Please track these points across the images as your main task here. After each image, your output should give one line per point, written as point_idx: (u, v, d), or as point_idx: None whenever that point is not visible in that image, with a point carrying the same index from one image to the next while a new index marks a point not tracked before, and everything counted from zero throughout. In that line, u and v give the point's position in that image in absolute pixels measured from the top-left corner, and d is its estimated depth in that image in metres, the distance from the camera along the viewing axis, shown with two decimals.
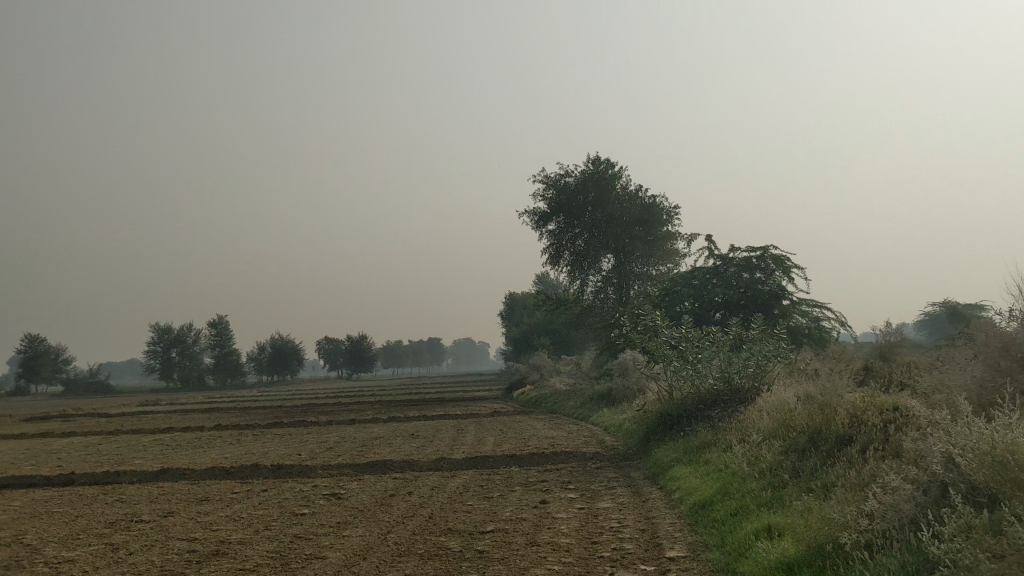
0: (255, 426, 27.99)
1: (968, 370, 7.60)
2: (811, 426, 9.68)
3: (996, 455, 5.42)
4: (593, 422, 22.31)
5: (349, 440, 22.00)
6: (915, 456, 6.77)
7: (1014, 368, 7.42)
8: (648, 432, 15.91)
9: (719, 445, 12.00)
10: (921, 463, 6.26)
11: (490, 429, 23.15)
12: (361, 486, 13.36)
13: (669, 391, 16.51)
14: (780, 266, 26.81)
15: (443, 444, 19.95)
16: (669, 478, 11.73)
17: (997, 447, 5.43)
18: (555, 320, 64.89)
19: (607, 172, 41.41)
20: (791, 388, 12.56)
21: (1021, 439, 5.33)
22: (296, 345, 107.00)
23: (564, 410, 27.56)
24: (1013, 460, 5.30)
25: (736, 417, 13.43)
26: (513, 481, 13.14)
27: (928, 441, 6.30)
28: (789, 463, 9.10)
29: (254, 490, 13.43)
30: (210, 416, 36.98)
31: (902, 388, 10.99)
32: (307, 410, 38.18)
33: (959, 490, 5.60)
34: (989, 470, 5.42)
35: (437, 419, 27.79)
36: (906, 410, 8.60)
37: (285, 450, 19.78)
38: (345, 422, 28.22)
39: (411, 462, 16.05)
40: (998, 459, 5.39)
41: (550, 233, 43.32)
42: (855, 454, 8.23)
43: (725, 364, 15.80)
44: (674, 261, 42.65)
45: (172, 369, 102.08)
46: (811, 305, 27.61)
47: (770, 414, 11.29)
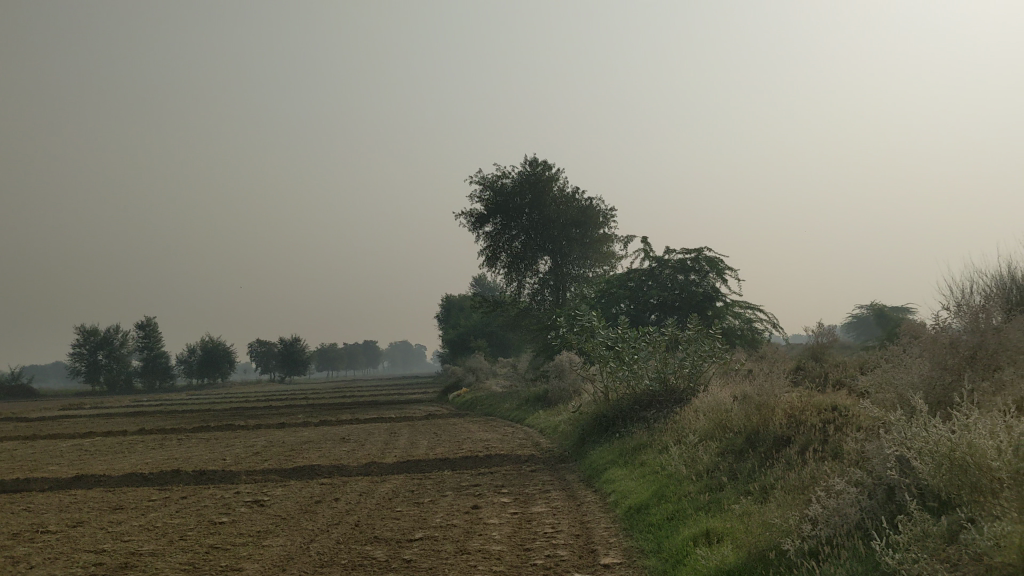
0: (180, 431, 27.14)
1: (911, 370, 7.41)
2: (748, 426, 9.45)
3: (952, 458, 5.19)
4: (528, 425, 22.01)
5: (277, 444, 21.36)
6: (857, 457, 6.54)
7: (958, 369, 7.24)
8: (583, 433, 15.63)
9: (655, 447, 11.74)
10: (867, 464, 6.02)
11: (423, 433, 22.72)
12: (286, 493, 12.85)
13: (605, 392, 16.25)
14: (714, 267, 26.88)
15: (374, 447, 19.46)
16: (604, 481, 11.43)
17: (952, 450, 5.20)
18: (491, 322, 64.62)
19: (544, 174, 41.28)
20: (727, 388, 12.36)
21: (976, 442, 5.10)
22: (228, 347, 105.00)
23: (499, 413, 27.23)
24: (967, 464, 5.01)
25: (672, 418, 13.22)
26: (444, 485, 12.73)
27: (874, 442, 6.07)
28: (726, 465, 8.84)
29: (172, 498, 12.84)
30: (136, 420, 35.87)
31: (838, 388, 10.85)
32: (238, 414, 37.27)
33: (911, 496, 5.37)
34: (943, 475, 5.19)
35: (371, 422, 27.23)
36: (845, 410, 8.41)
37: (210, 455, 19.11)
38: (275, 426, 27.52)
39: (340, 467, 15.55)
40: (954, 463, 5.16)
41: (487, 234, 43.03)
42: (794, 455, 7.99)
43: (661, 365, 15.60)
44: (610, 263, 42.67)
45: (99, 373, 99.45)
46: (745, 307, 27.72)
47: (706, 414, 11.06)
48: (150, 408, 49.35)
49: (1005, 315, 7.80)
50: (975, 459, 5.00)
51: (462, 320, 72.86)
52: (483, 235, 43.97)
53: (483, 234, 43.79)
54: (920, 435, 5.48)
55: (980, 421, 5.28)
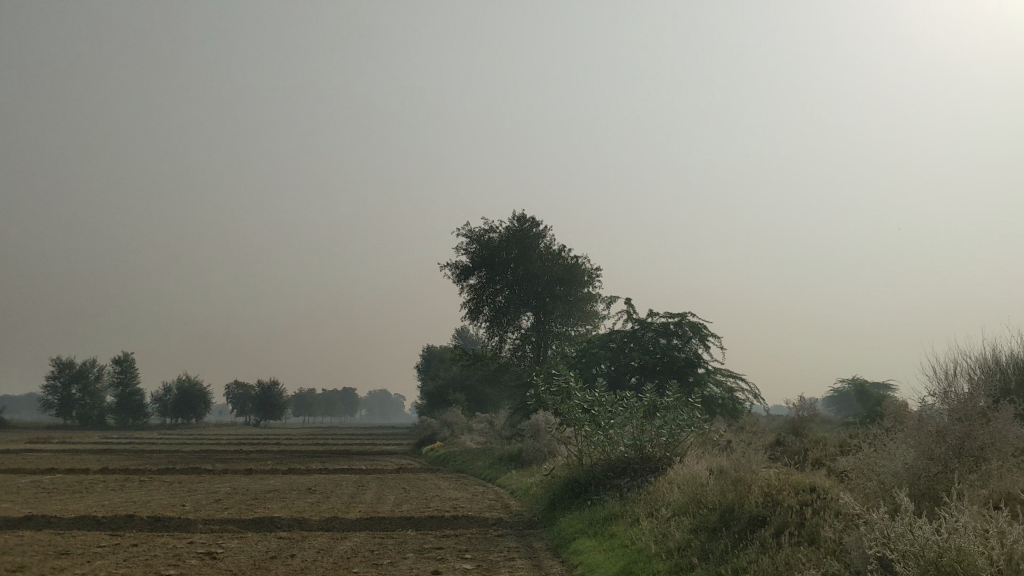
0: (144, 472, 26.49)
1: (897, 456, 7.09)
2: (723, 502, 9.09)
3: (944, 564, 4.87)
4: (500, 485, 21.53)
5: (241, 492, 20.76)
6: (836, 547, 6.22)
7: (949, 460, 6.92)
8: (554, 498, 15.21)
9: (626, 517, 11.37)
10: (847, 557, 5.71)
11: (392, 487, 22.20)
12: (242, 545, 12.36)
13: (579, 456, 15.84)
14: (697, 334, 26.67)
15: (340, 501, 18.92)
16: (572, 551, 11.03)
17: (944, 555, 4.89)
18: (471, 376, 64.02)
19: (531, 230, 41.22)
20: (705, 460, 12.04)
21: (970, 547, 4.81)
22: (204, 388, 103.82)
23: (472, 470, 26.73)
24: (957, 570, 4.82)
25: (645, 488, 12.85)
26: (407, 546, 12.26)
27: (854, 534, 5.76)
28: (698, 542, 8.50)
29: (123, 544, 12.34)
30: (101, 458, 35.07)
31: (819, 466, 10.53)
32: (206, 457, 36.52)
33: None
34: None
35: (340, 473, 26.61)
36: (824, 492, 8.09)
37: (170, 500, 18.53)
38: (241, 473, 26.89)
39: (302, 520, 15.05)
40: (945, 569, 4.85)
41: (471, 288, 42.77)
42: (770, 536, 7.67)
43: (637, 432, 15.24)
44: (593, 323, 42.42)
45: (70, 407, 97.97)
46: (726, 375, 27.45)
47: (680, 486, 10.71)
48: (118, 446, 48.40)
49: (995, 404, 7.50)
50: (968, 565, 4.75)
51: (442, 372, 72.14)
52: (467, 287, 43.69)
53: (467, 287, 43.52)
54: (907, 532, 5.22)
55: (971, 522, 5.04)
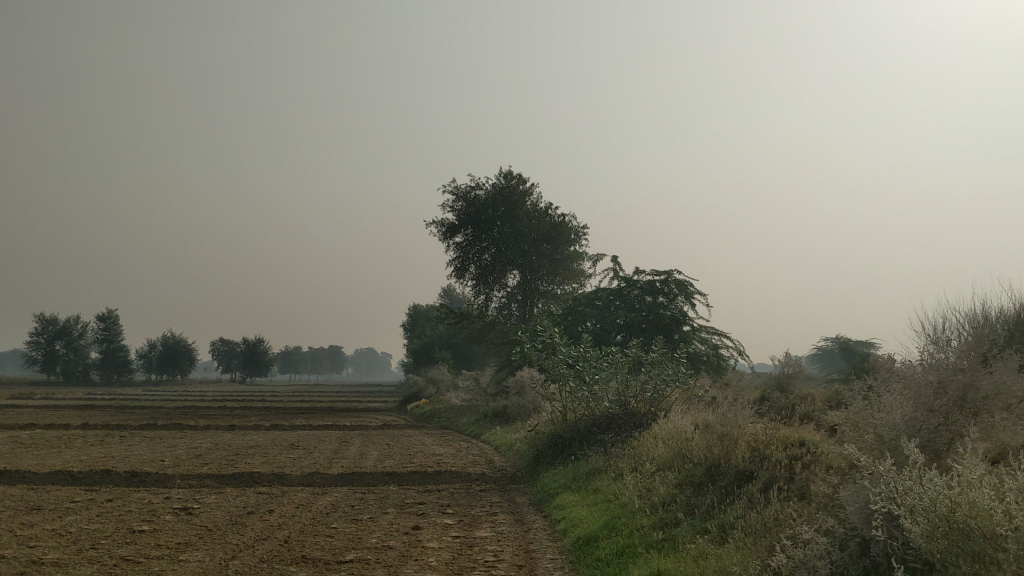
0: (125, 428, 26.26)
1: (897, 409, 6.70)
2: (710, 457, 8.85)
3: (957, 522, 4.59)
4: (484, 441, 21.36)
5: (222, 448, 20.50)
6: (830, 502, 5.98)
7: (956, 419, 6.52)
8: (538, 453, 15.02)
9: (610, 472, 11.15)
10: (841, 512, 5.49)
11: (376, 443, 22.00)
12: (219, 501, 12.10)
13: (563, 412, 15.61)
14: (683, 291, 26.44)
15: (322, 456, 18.69)
16: (554, 506, 10.82)
17: (958, 512, 4.61)
18: (457, 334, 63.83)
19: (518, 187, 40.74)
20: (691, 415, 11.82)
21: (986, 505, 4.53)
22: (189, 345, 103.46)
23: (456, 427, 26.57)
24: (971, 526, 4.52)
25: (630, 443, 12.63)
26: (387, 502, 12.02)
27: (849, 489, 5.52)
28: (684, 497, 8.27)
29: (97, 500, 12.05)
30: (83, 414, 34.78)
31: (806, 421, 10.31)
32: (190, 413, 36.28)
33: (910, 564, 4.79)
34: (944, 541, 4.60)
35: (323, 430, 26.38)
36: (814, 447, 7.87)
37: (149, 456, 18.25)
38: (224, 429, 26.64)
39: (282, 475, 14.79)
40: (959, 527, 4.57)
41: (457, 245, 42.36)
42: (758, 491, 7.43)
43: (622, 387, 15.01)
44: (580, 281, 42.17)
45: (55, 363, 97.50)
46: (712, 332, 27.29)
47: (666, 441, 10.47)
48: (102, 402, 48.11)
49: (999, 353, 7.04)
50: (975, 520, 4.52)
51: (428, 330, 71.91)
52: (453, 245, 43.29)
53: (453, 244, 43.12)
54: (913, 488, 4.98)
55: (978, 475, 4.79)
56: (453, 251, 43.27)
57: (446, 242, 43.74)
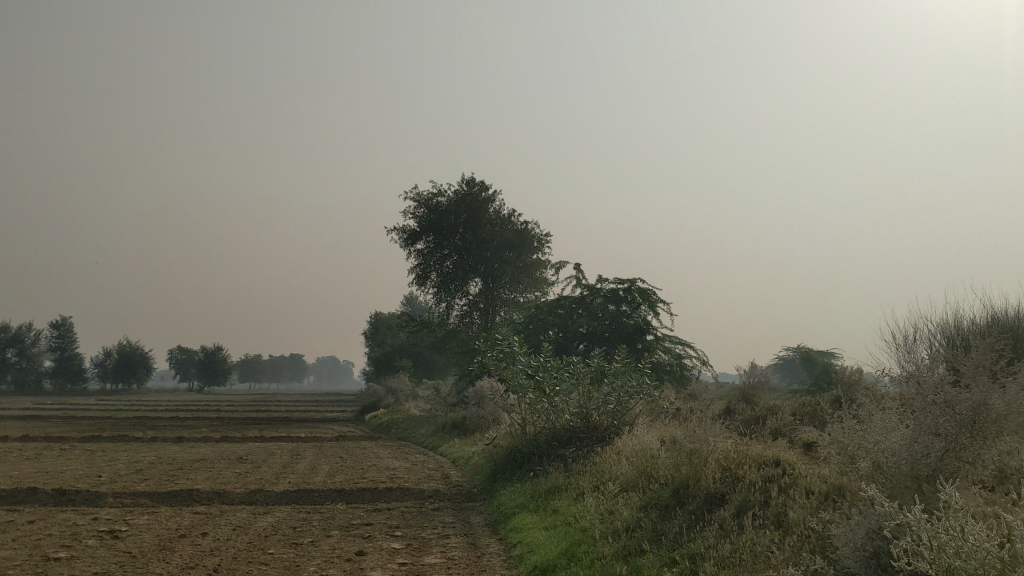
0: (67, 441, 25.16)
1: (893, 428, 5.85)
2: (677, 477, 8.19)
3: None
4: (441, 453, 20.59)
5: (166, 462, 19.55)
6: (821, 541, 5.32)
7: (969, 443, 5.50)
8: (495, 469, 14.30)
9: (570, 492, 10.48)
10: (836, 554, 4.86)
11: (329, 456, 21.15)
12: (150, 522, 11.24)
13: (522, 425, 14.90)
14: (646, 300, 25.90)
15: (270, 471, 17.82)
16: (510, 528, 10.11)
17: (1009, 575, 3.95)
18: (419, 343, 62.93)
19: (480, 194, 40.05)
20: (656, 429, 11.18)
21: None
22: (145, 353, 101.51)
23: (414, 438, 25.77)
24: None
25: (591, 459, 11.95)
26: (332, 523, 11.21)
27: (849, 526, 4.89)
28: (649, 523, 7.60)
29: (16, 522, 11.14)
30: (27, 425, 33.51)
31: (781, 438, 9.69)
32: (139, 424, 35.11)
33: None
34: None
35: (276, 442, 25.46)
36: (791, 468, 7.25)
37: (86, 471, 17.27)
38: (172, 441, 25.62)
39: (223, 493, 13.93)
40: None
41: (418, 252, 41.54)
42: (729, 518, 6.78)
43: (583, 399, 14.34)
44: (542, 289, 41.54)
45: (5, 372, 95.03)
46: (674, 342, 26.76)
47: (629, 458, 9.79)
48: (50, 412, 46.52)
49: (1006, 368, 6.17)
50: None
51: (389, 338, 70.89)
52: (414, 252, 42.48)
53: (414, 251, 42.31)
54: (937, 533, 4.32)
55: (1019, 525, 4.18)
56: (414, 258, 42.45)
57: (407, 249, 42.92)
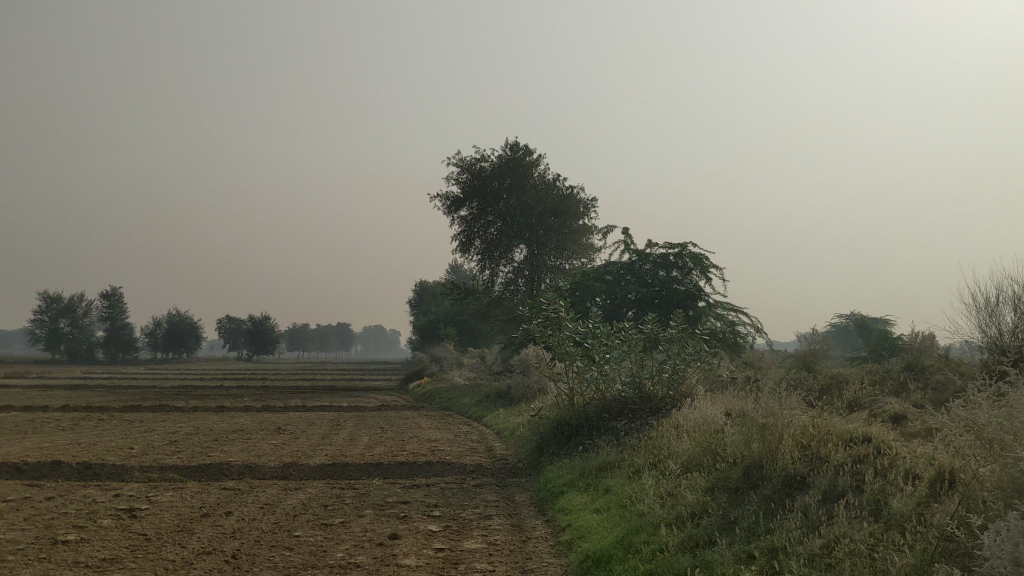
0: (106, 410, 24.79)
1: None
2: (747, 456, 7.26)
3: None
4: (485, 424, 19.79)
5: (202, 433, 18.95)
6: (967, 552, 4.33)
7: None
8: (542, 443, 13.45)
9: (623, 470, 9.57)
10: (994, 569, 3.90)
11: (369, 427, 20.43)
12: (173, 500, 10.53)
13: (570, 396, 13.99)
14: (698, 264, 24.78)
15: (307, 442, 17.13)
16: (558, 509, 9.24)
17: None
18: (464, 311, 62.20)
19: (525, 159, 39.02)
20: (720, 401, 10.20)
21: None
22: (194, 322, 102.29)
23: (458, 408, 25.03)
24: None
25: (646, 432, 11.03)
26: (366, 502, 10.41)
27: (1006, 538, 3.92)
28: (716, 509, 6.69)
29: (32, 499, 10.48)
30: (71, 394, 33.34)
31: (862, 410, 8.66)
32: (182, 393, 34.84)
33: None
34: None
35: (317, 411, 24.85)
36: (886, 447, 6.26)
37: (118, 443, 16.71)
38: (212, 411, 25.12)
39: (255, 466, 13.21)
40: None
41: (461, 219, 40.70)
42: (816, 507, 5.83)
43: (635, 367, 13.40)
44: (589, 255, 40.48)
45: (58, 341, 96.28)
46: (728, 308, 25.65)
47: (690, 433, 8.84)
48: (96, 382, 46.54)
49: None
50: None
51: (434, 307, 70.30)
52: (458, 219, 41.63)
53: (458, 218, 41.47)
54: None
55: None
56: (458, 225, 41.56)
57: (450, 215, 42.04)
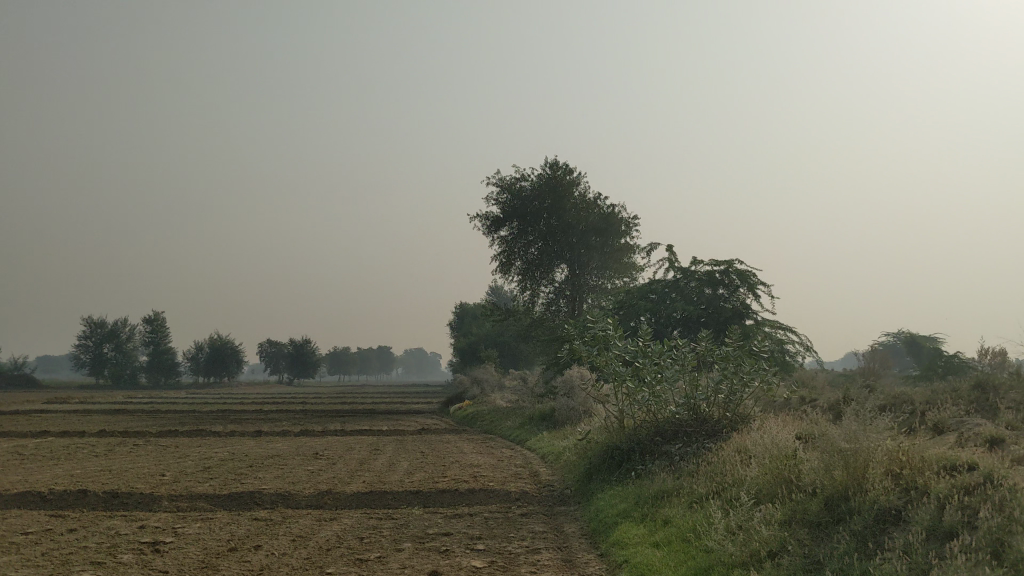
0: (142, 435, 24.37)
1: None
2: (829, 486, 6.45)
3: None
4: (529, 448, 19.04)
5: (238, 459, 18.41)
6: None
7: None
8: (592, 469, 12.67)
9: (683, 499, 8.78)
10: None
11: (409, 451, 19.76)
12: (201, 532, 9.91)
13: (619, 418, 13.21)
14: (745, 282, 23.88)
15: (345, 468, 16.50)
16: (612, 543, 8.46)
17: None
18: (504, 333, 61.46)
19: (565, 177, 38.32)
20: (787, 424, 9.38)
21: None
22: (236, 346, 102.67)
23: (500, 431, 24.29)
24: None
25: (705, 457, 10.22)
26: (404, 534, 9.72)
27: None
28: (797, 548, 5.91)
29: (54, 531, 9.94)
30: (109, 419, 33.08)
31: (951, 432, 7.80)
32: (221, 417, 34.40)
33: None
34: None
35: (356, 436, 24.23)
36: (997, 476, 5.45)
37: (151, 469, 16.20)
38: (249, 436, 24.59)
39: (289, 494, 12.59)
40: None
41: (501, 239, 40.08)
42: (919, 546, 5.05)
43: (690, 388, 12.58)
44: (631, 274, 39.65)
45: (103, 366, 96.92)
46: (777, 327, 24.69)
47: (758, 458, 8.03)
48: (137, 405, 46.40)
49: None
50: None
51: (474, 329, 69.56)
52: (498, 239, 41.03)
53: (498, 238, 40.86)
54: None
55: None
56: (498, 245, 40.95)
57: (489, 236, 41.46)
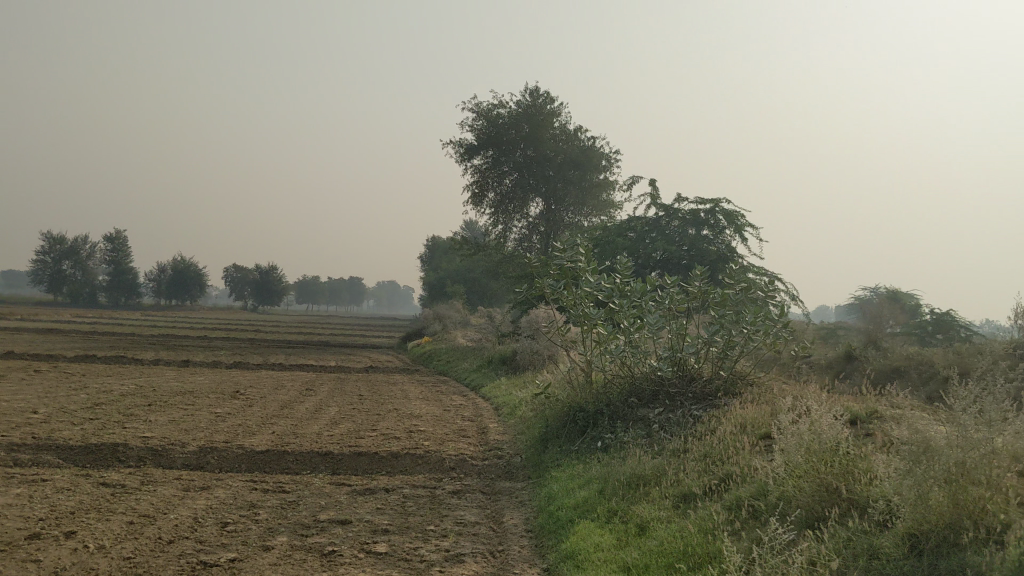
0: (52, 361, 21.60)
1: None
2: (918, 514, 3.94)
3: None
4: (482, 397, 16.55)
5: (143, 394, 15.78)
6: None
7: None
8: (549, 435, 10.16)
9: (669, 495, 6.28)
10: None
11: (345, 394, 17.22)
12: (9, 505, 7.26)
13: (587, 372, 10.70)
14: (733, 223, 21.37)
15: (261, 413, 13.91)
16: (564, 554, 5.96)
17: None
18: (474, 268, 58.87)
19: (545, 106, 35.56)
20: (815, 397, 6.88)
21: None
22: (200, 270, 99.37)
23: (455, 373, 21.80)
24: None
25: (697, 431, 7.74)
26: (287, 519, 7.15)
27: None
28: None
29: None
30: (33, 339, 30.15)
31: None
32: (158, 343, 31.53)
33: None
34: None
35: (294, 372, 21.59)
36: None
37: (27, 405, 13.53)
38: (175, 366, 21.86)
39: (167, 449, 9.98)
40: None
41: (474, 169, 37.28)
42: None
43: (676, 340, 10.03)
44: (609, 212, 37.09)
45: (61, 283, 93.15)
46: (764, 274, 22.24)
47: (781, 448, 5.51)
48: (79, 326, 43.29)
49: None
50: None
51: (443, 263, 66.72)
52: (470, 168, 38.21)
53: (470, 167, 38.04)
54: None
55: None
56: (470, 175, 38.08)
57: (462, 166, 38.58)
